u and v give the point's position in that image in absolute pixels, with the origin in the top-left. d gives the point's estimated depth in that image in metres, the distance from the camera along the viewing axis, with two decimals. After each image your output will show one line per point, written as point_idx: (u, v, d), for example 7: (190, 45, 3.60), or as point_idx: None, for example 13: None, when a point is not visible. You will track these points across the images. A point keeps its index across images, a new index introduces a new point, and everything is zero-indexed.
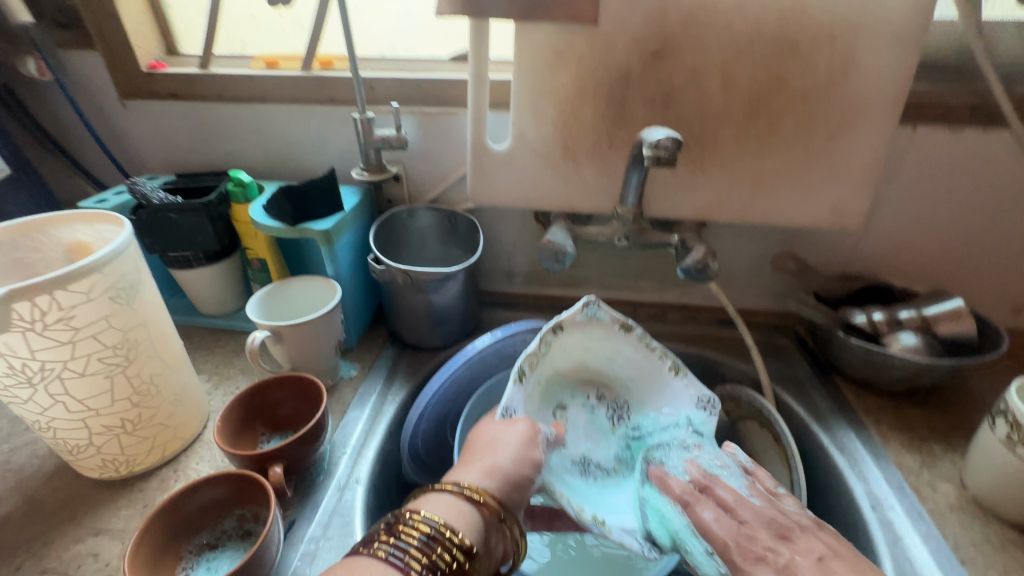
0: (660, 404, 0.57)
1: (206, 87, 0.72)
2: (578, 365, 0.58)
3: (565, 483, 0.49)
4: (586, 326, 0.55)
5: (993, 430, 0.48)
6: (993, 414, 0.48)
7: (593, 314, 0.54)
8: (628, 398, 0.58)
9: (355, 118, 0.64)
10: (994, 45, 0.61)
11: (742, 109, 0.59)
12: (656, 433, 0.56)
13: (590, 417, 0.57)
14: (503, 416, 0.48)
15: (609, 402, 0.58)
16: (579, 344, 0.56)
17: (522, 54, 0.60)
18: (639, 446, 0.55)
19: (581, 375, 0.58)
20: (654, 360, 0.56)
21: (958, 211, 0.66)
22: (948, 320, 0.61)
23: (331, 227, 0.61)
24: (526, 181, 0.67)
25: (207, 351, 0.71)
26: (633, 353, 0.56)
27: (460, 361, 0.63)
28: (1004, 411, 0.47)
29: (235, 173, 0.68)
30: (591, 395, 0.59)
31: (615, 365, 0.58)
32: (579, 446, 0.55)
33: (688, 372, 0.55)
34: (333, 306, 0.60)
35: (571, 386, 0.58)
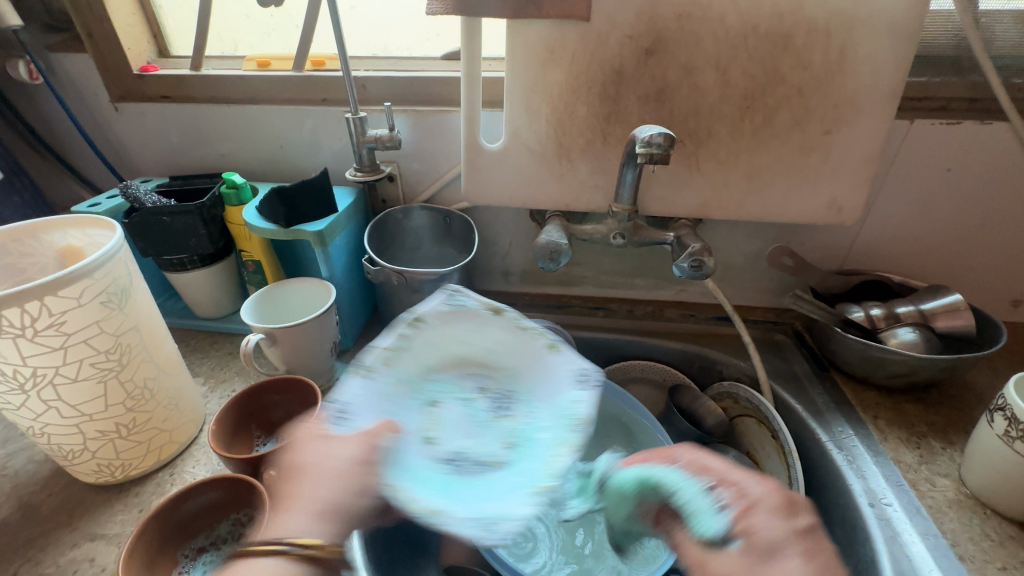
0: (544, 391, 0.44)
1: (199, 89, 0.72)
2: (446, 353, 0.46)
3: (406, 479, 0.37)
4: (448, 312, 0.46)
5: (992, 425, 0.48)
6: (991, 409, 0.48)
7: (460, 304, 0.47)
8: (514, 388, 0.45)
9: (348, 119, 0.64)
10: (991, 36, 0.60)
11: (737, 105, 0.59)
12: (534, 429, 0.42)
13: (466, 409, 0.43)
14: (339, 418, 0.39)
15: (490, 394, 0.44)
16: (444, 333, 0.46)
17: (514, 52, 0.59)
18: (525, 438, 0.41)
19: (442, 367, 0.45)
20: (526, 340, 0.46)
21: (956, 206, 0.66)
22: (946, 315, 0.61)
23: (325, 228, 0.61)
24: (521, 180, 0.67)
25: (203, 354, 0.71)
26: (516, 341, 0.46)
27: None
28: (1002, 406, 0.47)
29: (228, 175, 0.68)
30: (468, 388, 0.45)
31: (484, 355, 0.46)
32: (451, 446, 0.40)
33: (565, 348, 0.45)
34: (328, 308, 0.59)
35: (444, 381, 0.44)
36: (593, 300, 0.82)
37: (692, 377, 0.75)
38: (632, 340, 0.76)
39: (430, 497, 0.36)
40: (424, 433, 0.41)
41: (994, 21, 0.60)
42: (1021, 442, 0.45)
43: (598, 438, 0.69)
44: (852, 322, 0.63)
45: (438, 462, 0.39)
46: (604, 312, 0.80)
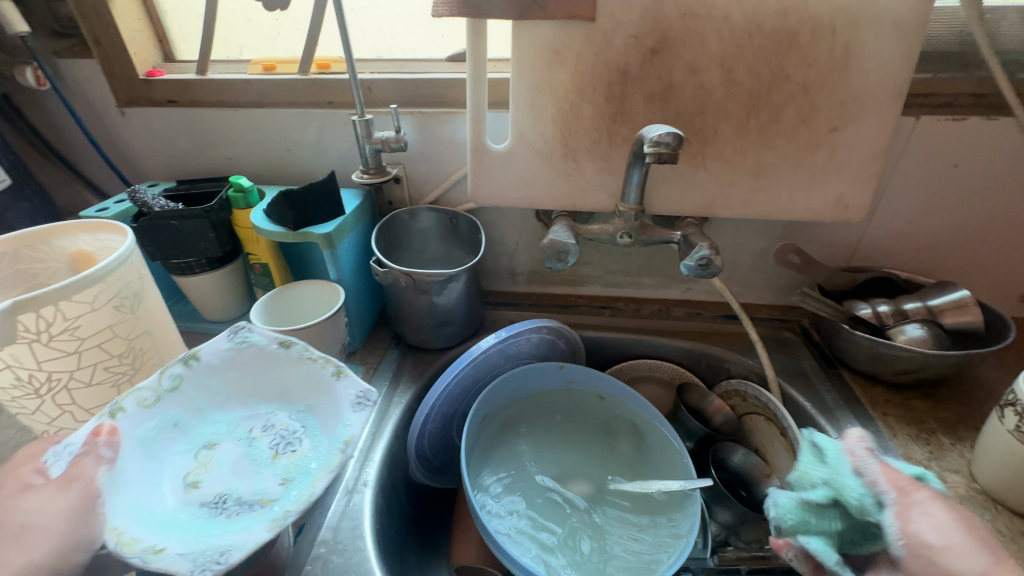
0: (323, 418, 0.45)
1: (206, 93, 0.72)
2: (261, 393, 0.48)
3: (143, 515, 0.36)
4: (245, 353, 0.48)
5: (1002, 421, 0.48)
6: (1002, 405, 0.48)
7: (244, 342, 0.48)
8: (308, 420, 0.45)
9: (355, 121, 0.64)
10: (996, 32, 0.60)
11: (742, 103, 0.59)
12: (313, 457, 0.42)
13: (245, 450, 0.44)
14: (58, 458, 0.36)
15: (279, 430, 0.45)
16: (267, 370, 0.48)
17: (520, 53, 0.59)
18: (301, 471, 0.41)
19: (246, 411, 0.47)
20: (314, 372, 0.47)
21: (961, 202, 0.66)
22: (953, 311, 0.61)
23: (333, 230, 0.61)
24: (527, 180, 0.67)
25: None
26: (299, 371, 0.47)
27: (463, 361, 0.63)
28: (1013, 401, 0.47)
29: (235, 178, 0.68)
30: (256, 429, 0.46)
31: (292, 393, 0.47)
32: (218, 487, 0.41)
33: (349, 372, 0.46)
34: (338, 310, 0.60)
35: (226, 418, 0.46)
36: (599, 299, 0.83)
37: (700, 375, 0.75)
38: (639, 339, 0.77)
39: (155, 535, 0.34)
40: (187, 476, 0.41)
41: (998, 17, 0.60)
42: None
43: (606, 437, 0.69)
44: (860, 319, 0.63)
45: (234, 499, 0.40)
46: (611, 311, 0.80)
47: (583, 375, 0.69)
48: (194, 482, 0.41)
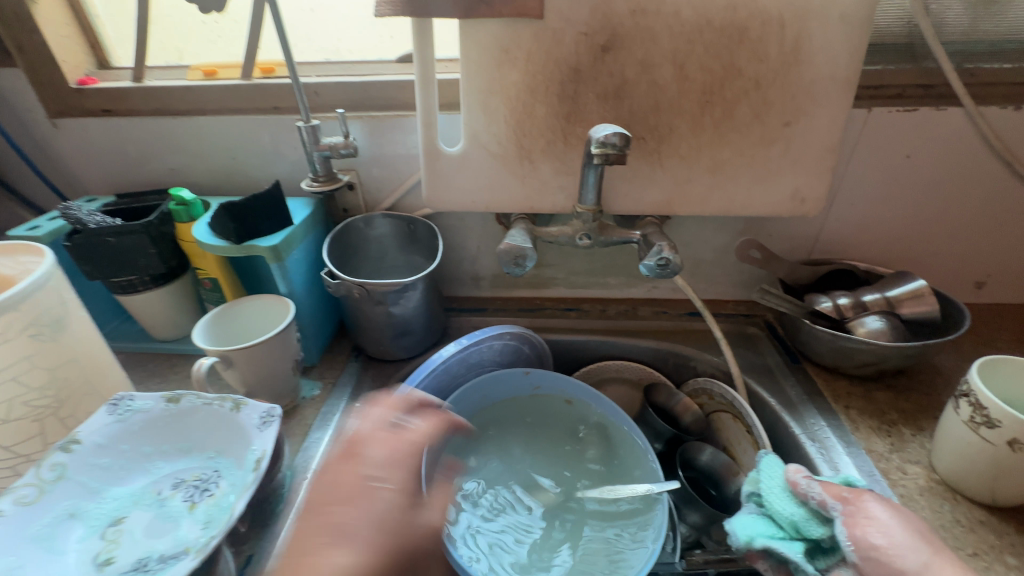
0: (237, 454, 0.44)
1: (143, 102, 0.69)
2: (162, 454, 0.45)
3: None
4: (132, 423, 0.44)
5: (957, 411, 0.48)
6: (956, 396, 0.48)
7: (128, 412, 0.44)
8: (221, 462, 0.44)
9: (300, 127, 0.61)
10: (942, 22, 0.60)
11: (696, 100, 0.58)
12: (233, 490, 0.41)
13: (157, 513, 0.41)
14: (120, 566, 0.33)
15: (191, 481, 0.43)
16: (165, 430, 0.45)
17: (468, 52, 0.57)
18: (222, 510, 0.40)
19: (150, 477, 0.44)
20: (215, 413, 0.45)
21: (916, 193, 0.66)
22: (911, 301, 0.62)
23: (280, 243, 0.59)
24: (483, 183, 0.65)
25: (161, 378, 0.68)
26: (199, 420, 0.45)
27: (425, 372, 0.61)
28: (966, 392, 0.47)
29: (176, 191, 0.65)
30: (166, 488, 0.43)
31: (199, 442, 0.45)
32: (134, 554, 0.38)
33: (249, 401, 0.45)
34: (287, 324, 0.57)
35: (127, 491, 0.42)
36: (565, 301, 0.81)
37: (667, 375, 0.75)
38: (606, 340, 0.75)
39: None
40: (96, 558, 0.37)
41: (944, 7, 0.60)
42: (985, 427, 0.45)
43: (573, 443, 0.67)
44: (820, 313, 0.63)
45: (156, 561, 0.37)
46: (577, 312, 0.79)
47: (550, 379, 0.68)
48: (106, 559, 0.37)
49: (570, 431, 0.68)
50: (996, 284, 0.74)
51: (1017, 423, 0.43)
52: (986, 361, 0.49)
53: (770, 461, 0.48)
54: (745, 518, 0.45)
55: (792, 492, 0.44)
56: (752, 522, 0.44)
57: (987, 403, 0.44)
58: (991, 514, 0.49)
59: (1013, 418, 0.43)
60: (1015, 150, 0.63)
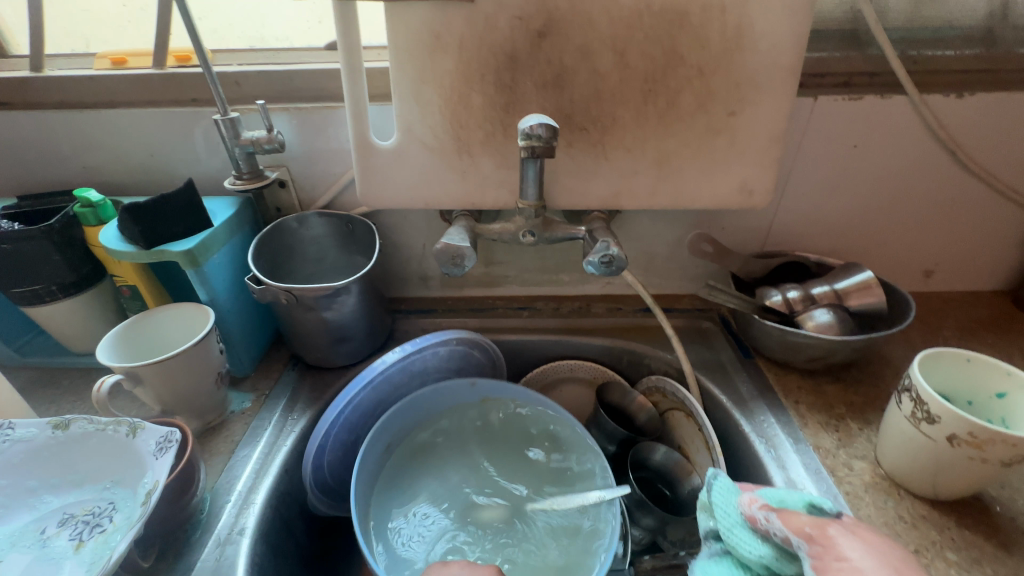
0: (136, 482, 0.40)
1: (44, 94, 0.63)
2: (51, 486, 0.40)
3: None
4: (11, 455, 0.39)
5: (900, 407, 0.47)
6: (899, 391, 0.48)
7: (5, 443, 0.39)
8: (119, 492, 0.40)
9: (216, 120, 0.57)
10: (884, 8, 0.59)
11: (638, 89, 0.56)
12: (128, 524, 0.37)
13: (37, 554, 0.37)
14: None
15: (81, 516, 0.39)
16: (53, 461, 0.40)
17: (396, 38, 0.54)
18: (112, 546, 0.36)
19: (33, 514, 0.39)
20: (110, 438, 0.41)
21: (864, 183, 0.66)
22: (859, 292, 0.61)
23: (195, 246, 0.54)
24: (421, 179, 0.61)
25: (76, 395, 0.63)
26: (91, 447, 0.41)
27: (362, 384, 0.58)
28: (908, 387, 0.46)
29: (82, 191, 0.59)
30: (50, 526, 0.38)
31: (93, 471, 0.41)
32: None
33: (146, 424, 0.40)
34: (206, 335, 0.53)
35: (6, 531, 0.38)
36: (518, 299, 0.78)
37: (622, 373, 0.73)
38: (559, 340, 0.73)
39: None
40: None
41: None
42: (926, 423, 0.44)
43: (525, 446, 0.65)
44: (770, 308, 0.62)
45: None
46: (530, 311, 0.76)
47: (497, 387, 0.64)
48: None
49: (522, 436, 0.65)
50: (944, 272, 0.74)
51: (956, 419, 0.42)
52: (930, 352, 0.48)
53: (722, 487, 0.41)
54: (708, 563, 0.39)
55: (751, 525, 0.37)
56: (717, 569, 0.38)
57: (928, 399, 0.44)
58: (934, 508, 0.48)
59: (952, 413, 0.42)
60: (958, 139, 0.62)
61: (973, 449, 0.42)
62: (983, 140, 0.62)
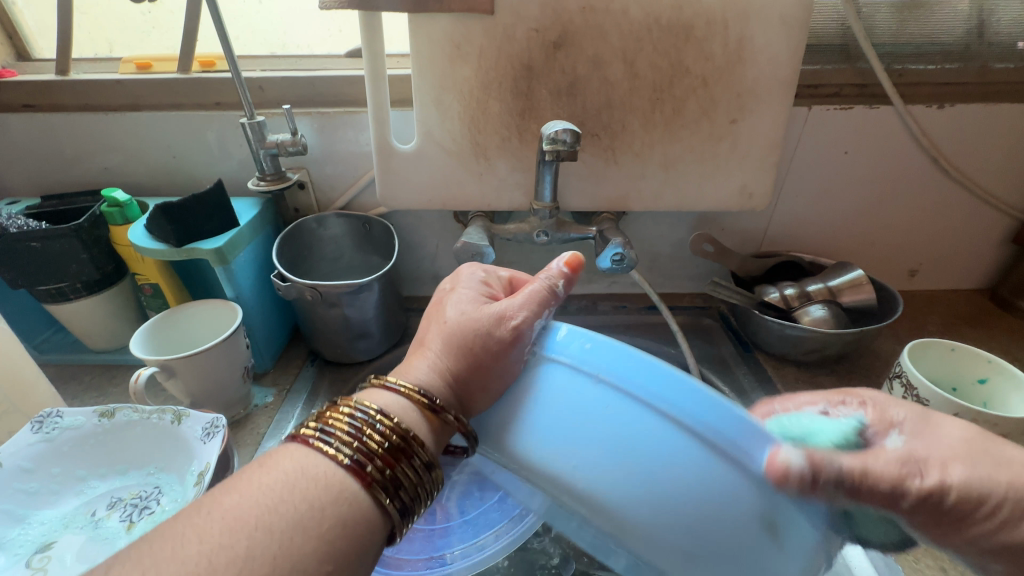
0: (180, 471, 0.42)
1: (70, 97, 0.64)
2: (95, 472, 0.42)
3: None
4: (61, 442, 0.41)
5: (892, 393, 0.51)
6: (891, 378, 0.51)
7: (55, 430, 0.41)
8: (162, 477, 0.42)
9: (244, 124, 0.59)
10: (872, 25, 0.64)
11: (647, 97, 0.59)
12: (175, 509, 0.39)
13: (91, 535, 0.39)
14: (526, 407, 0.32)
15: (128, 499, 0.41)
16: (97, 450, 0.42)
17: (418, 48, 0.56)
18: None
19: (83, 498, 0.41)
20: (153, 427, 0.43)
21: (854, 187, 0.70)
22: (850, 289, 0.65)
23: (224, 244, 0.56)
24: (438, 180, 0.64)
25: (98, 391, 0.64)
26: (135, 436, 0.43)
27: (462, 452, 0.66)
28: (899, 374, 0.51)
29: (109, 191, 0.61)
30: (101, 509, 0.41)
31: (137, 459, 0.43)
32: None
33: (191, 412, 0.42)
34: (235, 329, 0.55)
35: (58, 514, 0.40)
36: None
37: None
38: None
39: None
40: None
41: (873, 11, 0.64)
42: None
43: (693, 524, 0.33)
44: (769, 304, 0.66)
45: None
46: None
47: None
48: None
49: None
50: (928, 271, 0.79)
51: (944, 402, 0.46)
52: (921, 341, 0.52)
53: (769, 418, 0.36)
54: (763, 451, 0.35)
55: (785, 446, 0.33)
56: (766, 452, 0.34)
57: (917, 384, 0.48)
58: None
59: (939, 397, 0.46)
60: (941, 146, 0.67)
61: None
62: (963, 148, 0.67)
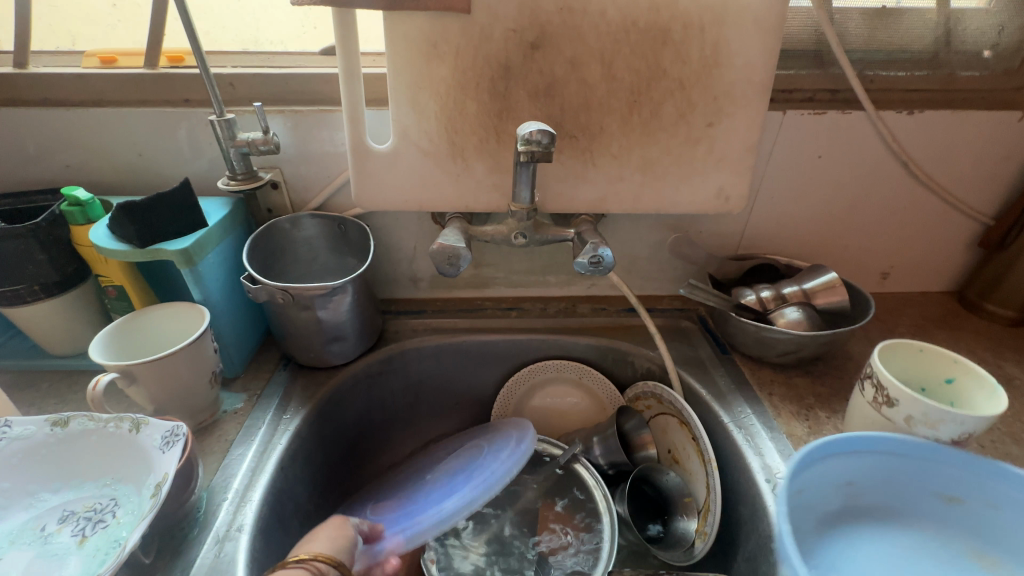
0: (138, 481, 0.40)
1: (29, 91, 0.62)
2: (46, 484, 0.40)
3: None
4: (10, 453, 0.39)
5: (863, 393, 0.52)
6: (862, 378, 0.52)
7: (2, 440, 0.39)
8: (119, 489, 0.40)
9: (212, 121, 0.57)
10: (845, 32, 0.65)
11: (625, 98, 0.59)
12: (132, 520, 0.38)
13: (40, 551, 0.37)
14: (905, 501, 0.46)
15: (82, 512, 0.39)
16: (50, 460, 0.40)
17: (393, 46, 0.56)
18: (115, 542, 0.37)
19: (31, 513, 0.39)
20: (110, 435, 0.41)
21: (827, 191, 0.71)
22: (825, 292, 0.66)
23: (191, 245, 0.54)
24: (415, 181, 0.63)
25: (57, 398, 0.61)
26: (90, 445, 0.41)
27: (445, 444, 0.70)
28: (870, 374, 0.51)
29: (70, 189, 0.58)
30: (52, 524, 0.38)
31: (93, 469, 0.41)
32: None
33: (150, 419, 0.40)
34: (202, 332, 0.53)
35: (4, 529, 0.38)
36: (506, 300, 0.81)
37: (606, 371, 0.75)
38: (546, 339, 0.75)
39: None
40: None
41: (846, 18, 0.65)
42: (887, 407, 0.49)
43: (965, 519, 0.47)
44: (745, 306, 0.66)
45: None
46: (518, 312, 0.78)
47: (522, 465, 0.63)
48: None
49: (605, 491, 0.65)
50: (898, 274, 0.81)
51: (913, 402, 0.47)
52: (893, 343, 0.53)
53: None
54: None
55: None
56: None
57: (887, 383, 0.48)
58: None
59: (909, 397, 0.47)
60: (911, 152, 0.68)
61: (928, 429, 0.47)
62: (932, 153, 0.69)
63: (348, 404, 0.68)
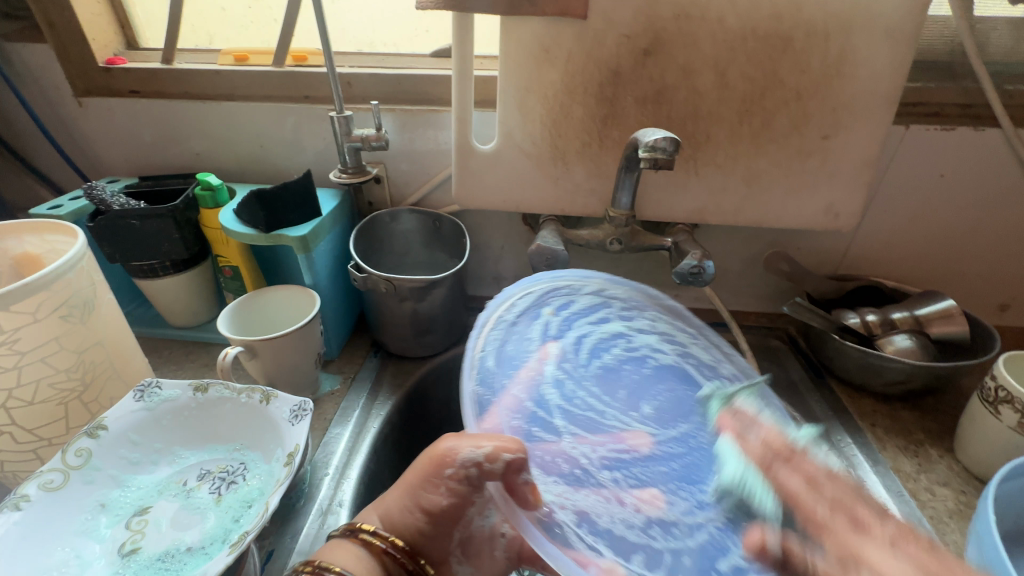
0: (265, 449, 0.43)
1: (171, 85, 0.68)
2: (186, 444, 0.45)
3: None
4: (160, 412, 0.44)
5: (1000, 418, 0.49)
6: (995, 403, 0.49)
7: (155, 401, 0.44)
8: (248, 455, 0.44)
9: (333, 117, 0.60)
10: (985, 42, 0.60)
11: (736, 107, 0.57)
12: (262, 485, 0.41)
13: (183, 504, 0.41)
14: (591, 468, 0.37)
15: (217, 473, 0.43)
16: (190, 421, 0.45)
17: (507, 50, 0.57)
18: (247, 504, 0.40)
19: (174, 467, 0.43)
20: (243, 404, 0.45)
21: (947, 212, 0.66)
22: (940, 320, 0.61)
23: (308, 233, 0.58)
24: (514, 181, 0.64)
25: (177, 365, 0.67)
26: (226, 412, 0.45)
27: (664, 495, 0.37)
28: (1007, 398, 0.48)
29: (203, 175, 0.64)
30: (192, 480, 0.43)
31: (226, 433, 0.45)
32: (160, 546, 0.38)
33: (279, 393, 0.44)
34: (314, 314, 0.56)
35: (153, 480, 0.42)
36: None
37: None
38: None
39: None
40: (121, 547, 0.37)
41: (988, 27, 0.60)
42: None
43: None
44: (849, 329, 0.63)
45: (183, 552, 0.37)
46: None
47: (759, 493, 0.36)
48: (135, 550, 0.37)
49: None
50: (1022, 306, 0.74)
51: None
52: (1006, 358, 0.52)
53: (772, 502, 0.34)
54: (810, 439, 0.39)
55: None
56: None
57: None
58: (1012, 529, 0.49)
59: None
60: None
61: None
62: None
63: (431, 394, 0.70)
